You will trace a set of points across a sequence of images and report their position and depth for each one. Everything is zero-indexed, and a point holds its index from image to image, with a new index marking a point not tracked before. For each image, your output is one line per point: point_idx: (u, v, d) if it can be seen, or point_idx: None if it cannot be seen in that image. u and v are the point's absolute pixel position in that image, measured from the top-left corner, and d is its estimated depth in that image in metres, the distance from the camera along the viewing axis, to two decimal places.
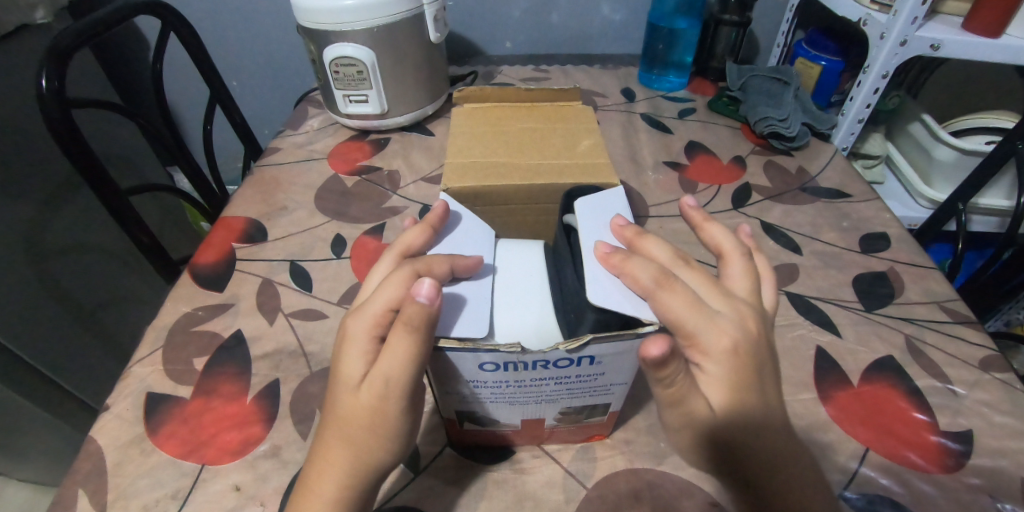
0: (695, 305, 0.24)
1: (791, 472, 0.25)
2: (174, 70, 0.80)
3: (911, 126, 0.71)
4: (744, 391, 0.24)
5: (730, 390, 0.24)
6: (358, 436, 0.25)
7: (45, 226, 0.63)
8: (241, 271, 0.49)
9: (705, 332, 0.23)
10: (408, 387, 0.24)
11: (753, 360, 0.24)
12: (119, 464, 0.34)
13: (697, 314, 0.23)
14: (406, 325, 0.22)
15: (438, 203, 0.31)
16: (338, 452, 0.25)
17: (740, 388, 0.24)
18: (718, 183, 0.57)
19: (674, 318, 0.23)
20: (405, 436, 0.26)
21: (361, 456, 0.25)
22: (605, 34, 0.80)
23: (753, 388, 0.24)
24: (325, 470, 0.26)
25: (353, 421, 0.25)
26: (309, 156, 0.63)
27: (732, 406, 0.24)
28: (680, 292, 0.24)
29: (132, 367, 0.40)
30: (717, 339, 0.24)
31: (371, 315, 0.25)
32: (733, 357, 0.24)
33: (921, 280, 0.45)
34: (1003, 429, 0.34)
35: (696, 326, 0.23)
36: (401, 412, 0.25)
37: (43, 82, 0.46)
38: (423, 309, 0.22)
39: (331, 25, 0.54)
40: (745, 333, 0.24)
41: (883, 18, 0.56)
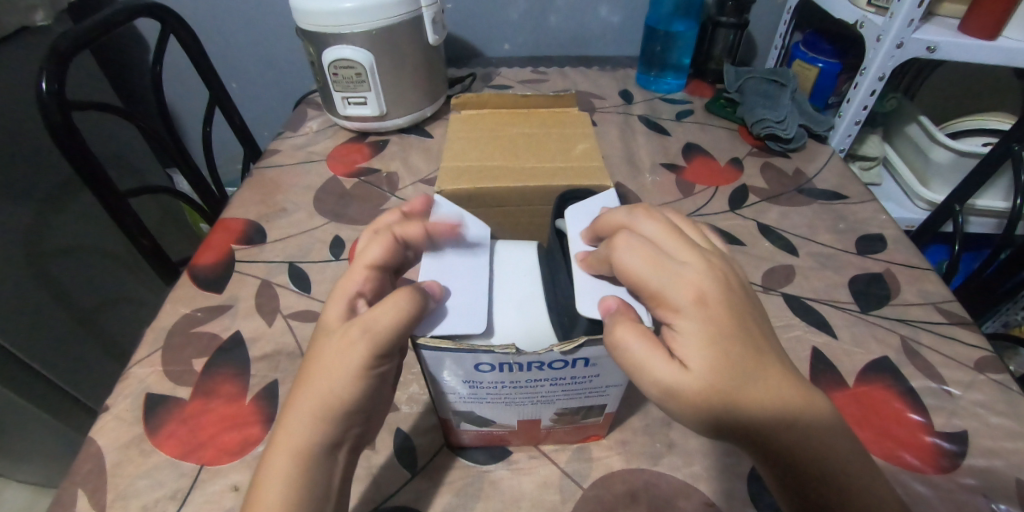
0: (653, 261, 0.24)
1: (801, 413, 0.22)
2: (173, 72, 0.80)
3: (908, 128, 0.71)
4: (730, 342, 0.22)
5: (715, 345, 0.22)
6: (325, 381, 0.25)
7: (45, 228, 0.63)
8: (240, 272, 0.49)
9: (667, 286, 0.23)
10: (381, 348, 0.24)
11: (727, 307, 0.23)
12: (118, 464, 0.34)
13: (656, 272, 0.23)
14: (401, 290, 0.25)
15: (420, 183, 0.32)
16: (304, 395, 0.25)
17: (722, 340, 0.22)
18: (716, 184, 0.57)
19: (635, 277, 0.24)
20: (371, 391, 0.26)
21: (326, 403, 0.24)
22: (603, 36, 0.81)
23: (739, 336, 0.22)
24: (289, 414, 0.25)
25: (324, 362, 0.25)
26: (308, 158, 0.64)
27: (721, 365, 0.22)
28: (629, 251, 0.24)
29: (131, 368, 0.40)
30: (684, 292, 0.23)
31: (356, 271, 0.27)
32: (705, 306, 0.23)
33: (917, 281, 0.45)
34: (998, 430, 0.34)
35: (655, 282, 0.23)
36: (363, 370, 0.24)
37: (42, 84, 0.46)
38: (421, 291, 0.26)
39: (330, 28, 0.54)
40: (713, 279, 0.23)
41: (879, 20, 0.57)
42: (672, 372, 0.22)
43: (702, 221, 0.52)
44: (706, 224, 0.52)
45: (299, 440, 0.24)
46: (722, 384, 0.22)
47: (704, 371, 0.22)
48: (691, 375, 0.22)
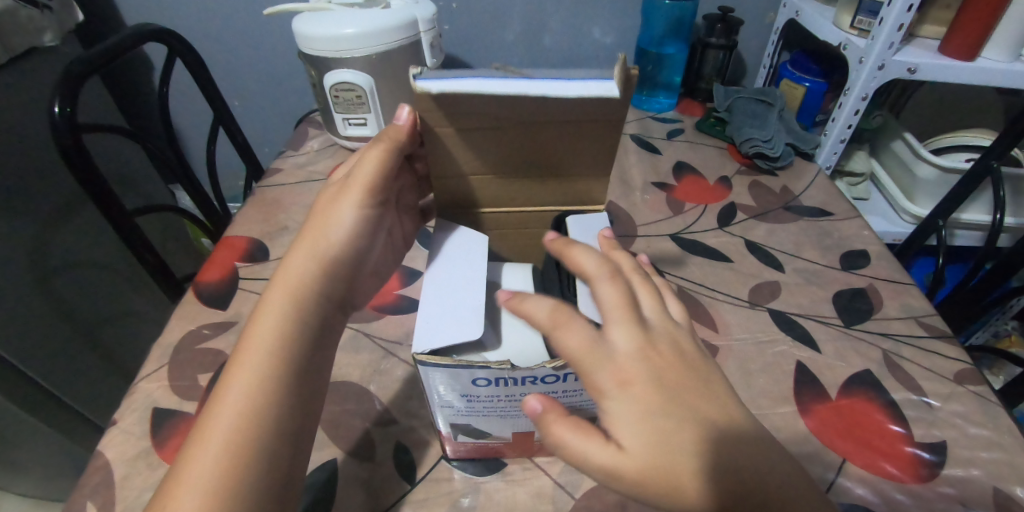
0: (594, 338, 0.22)
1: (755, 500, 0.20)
2: (179, 91, 0.82)
3: (894, 145, 0.73)
4: (666, 417, 0.21)
5: (663, 423, 0.21)
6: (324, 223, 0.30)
7: (50, 243, 0.65)
8: (244, 289, 0.50)
9: (601, 369, 0.21)
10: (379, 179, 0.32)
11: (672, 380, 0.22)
12: (126, 477, 0.35)
13: (595, 347, 0.21)
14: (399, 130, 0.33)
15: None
16: (303, 238, 0.30)
17: (665, 419, 0.21)
18: (705, 202, 0.59)
19: (573, 354, 0.22)
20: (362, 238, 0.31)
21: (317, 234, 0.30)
22: (597, 56, 0.83)
23: (676, 407, 0.21)
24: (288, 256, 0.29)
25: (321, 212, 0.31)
26: (310, 177, 0.65)
27: (672, 446, 0.20)
28: (577, 322, 0.22)
29: (138, 383, 0.42)
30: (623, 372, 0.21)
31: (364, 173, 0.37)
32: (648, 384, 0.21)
33: (899, 296, 0.47)
34: (977, 440, 0.36)
35: (593, 359, 0.21)
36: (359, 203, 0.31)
37: (55, 108, 0.48)
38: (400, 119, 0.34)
39: (332, 52, 0.56)
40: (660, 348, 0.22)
41: (861, 43, 0.59)
42: (607, 454, 0.21)
43: (691, 238, 0.54)
44: (695, 240, 0.54)
45: (293, 263, 0.28)
46: (658, 465, 0.20)
47: (649, 452, 0.20)
48: (626, 460, 0.21)
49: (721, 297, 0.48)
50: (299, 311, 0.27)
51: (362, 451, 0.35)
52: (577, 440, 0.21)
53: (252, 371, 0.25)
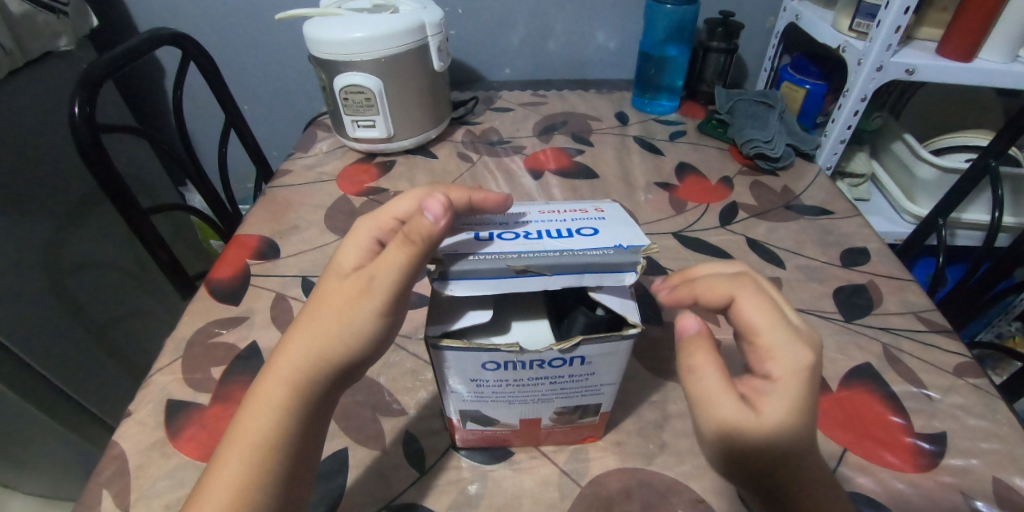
0: (776, 316, 0.23)
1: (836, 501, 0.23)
2: (191, 95, 0.84)
3: (894, 146, 0.74)
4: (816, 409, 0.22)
5: (809, 409, 0.22)
6: (330, 329, 0.26)
7: (63, 243, 0.66)
8: (255, 286, 0.52)
9: (787, 346, 0.22)
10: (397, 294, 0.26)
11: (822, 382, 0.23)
12: (141, 466, 0.36)
13: (780, 325, 0.23)
14: (421, 226, 0.24)
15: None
16: (315, 316, 0.27)
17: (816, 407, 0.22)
18: (707, 201, 0.60)
19: (750, 323, 0.23)
20: (375, 344, 0.27)
21: (319, 338, 0.26)
22: (600, 61, 0.85)
23: None
24: (297, 338, 0.27)
25: (329, 308, 0.27)
26: (319, 178, 0.67)
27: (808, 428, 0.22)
28: (757, 294, 0.24)
29: (153, 376, 0.42)
30: (805, 357, 0.22)
31: (377, 218, 0.28)
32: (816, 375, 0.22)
33: (899, 292, 0.48)
34: (977, 431, 0.36)
35: (773, 334, 0.22)
36: (376, 313, 0.26)
37: (75, 108, 0.49)
38: (428, 224, 0.24)
39: (342, 56, 0.58)
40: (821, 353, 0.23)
41: (860, 45, 0.60)
42: (741, 414, 0.21)
43: (694, 236, 0.55)
44: (698, 238, 0.55)
45: (289, 363, 0.26)
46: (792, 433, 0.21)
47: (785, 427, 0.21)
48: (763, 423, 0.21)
49: None
50: (291, 416, 0.26)
51: (373, 441, 0.36)
52: (716, 386, 0.22)
53: (235, 472, 0.24)
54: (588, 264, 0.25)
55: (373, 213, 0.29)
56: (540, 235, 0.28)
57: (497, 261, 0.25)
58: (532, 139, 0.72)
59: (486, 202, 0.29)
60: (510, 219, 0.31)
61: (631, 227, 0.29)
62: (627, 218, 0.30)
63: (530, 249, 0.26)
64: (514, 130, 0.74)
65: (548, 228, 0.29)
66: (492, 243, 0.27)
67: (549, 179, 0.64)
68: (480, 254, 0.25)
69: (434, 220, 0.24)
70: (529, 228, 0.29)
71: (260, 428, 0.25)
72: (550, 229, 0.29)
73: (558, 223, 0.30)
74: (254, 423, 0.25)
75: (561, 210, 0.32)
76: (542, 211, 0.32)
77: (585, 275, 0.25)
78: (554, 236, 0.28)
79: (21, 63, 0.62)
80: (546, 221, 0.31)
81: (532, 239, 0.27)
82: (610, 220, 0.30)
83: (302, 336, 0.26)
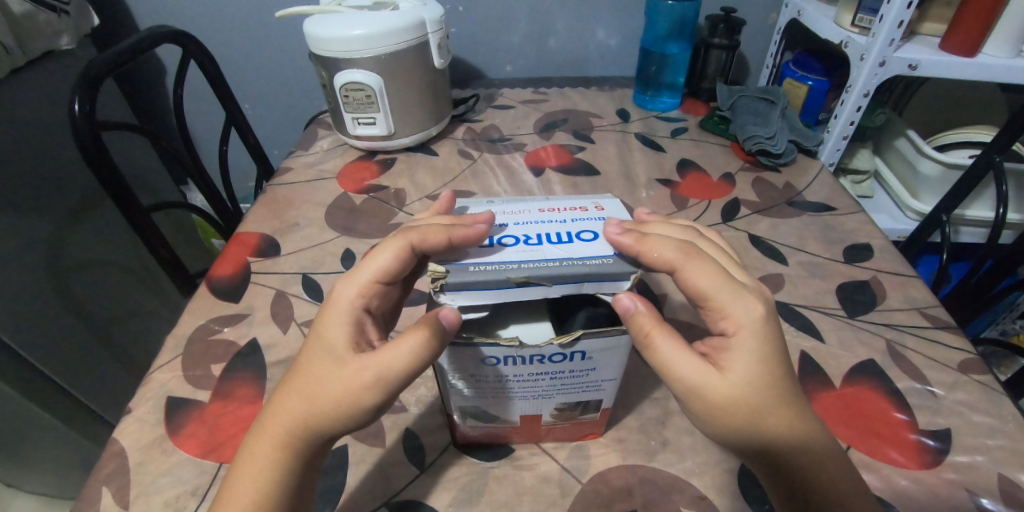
0: (722, 279, 0.26)
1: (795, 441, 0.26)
2: (192, 93, 0.84)
3: (898, 142, 0.74)
4: (766, 361, 0.26)
5: (757, 356, 0.26)
6: (324, 403, 0.27)
7: (64, 242, 0.66)
8: (255, 283, 0.51)
9: (734, 303, 0.26)
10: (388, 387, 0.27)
11: (775, 329, 0.27)
12: (140, 463, 0.36)
13: (725, 287, 0.26)
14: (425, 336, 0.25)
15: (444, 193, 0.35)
16: (304, 383, 0.27)
17: (761, 351, 0.26)
18: (708, 198, 0.60)
19: (699, 290, 0.26)
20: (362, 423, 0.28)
21: (312, 409, 0.27)
22: (601, 58, 0.85)
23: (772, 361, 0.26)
24: (289, 402, 0.27)
25: (321, 381, 0.27)
26: (319, 175, 0.67)
27: (756, 372, 0.26)
28: (703, 263, 0.27)
29: (153, 373, 0.42)
30: (750, 308, 0.26)
31: (359, 284, 0.28)
32: (764, 323, 0.26)
33: (903, 288, 0.47)
34: (981, 427, 0.36)
35: (720, 298, 0.26)
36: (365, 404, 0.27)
37: (75, 106, 0.49)
38: (443, 331, 0.25)
39: (342, 53, 0.58)
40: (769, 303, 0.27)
41: (862, 40, 0.60)
42: (698, 375, 0.26)
43: None
44: None
45: (283, 428, 0.27)
46: (743, 387, 0.26)
47: (736, 374, 0.26)
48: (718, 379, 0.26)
49: None
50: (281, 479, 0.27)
51: (373, 438, 0.36)
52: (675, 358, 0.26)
53: None
54: (588, 273, 0.25)
55: (355, 280, 0.28)
56: (539, 239, 0.28)
57: (498, 272, 0.25)
58: (533, 137, 0.72)
59: (468, 239, 0.27)
60: (508, 221, 0.31)
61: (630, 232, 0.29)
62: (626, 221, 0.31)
63: (531, 259, 0.26)
64: (514, 127, 0.74)
65: (548, 231, 0.29)
66: (493, 251, 0.27)
67: (550, 176, 0.64)
68: (483, 263, 0.26)
69: (449, 327, 0.25)
70: (528, 231, 0.30)
71: (256, 490, 0.26)
72: (550, 233, 0.29)
73: (558, 225, 0.30)
74: (249, 483, 0.26)
75: (560, 208, 0.32)
76: (541, 209, 0.32)
77: (585, 283, 0.25)
78: (554, 241, 0.28)
79: (21, 62, 0.62)
80: (545, 221, 0.31)
81: (532, 245, 0.28)
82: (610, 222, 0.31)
83: (295, 404, 0.27)
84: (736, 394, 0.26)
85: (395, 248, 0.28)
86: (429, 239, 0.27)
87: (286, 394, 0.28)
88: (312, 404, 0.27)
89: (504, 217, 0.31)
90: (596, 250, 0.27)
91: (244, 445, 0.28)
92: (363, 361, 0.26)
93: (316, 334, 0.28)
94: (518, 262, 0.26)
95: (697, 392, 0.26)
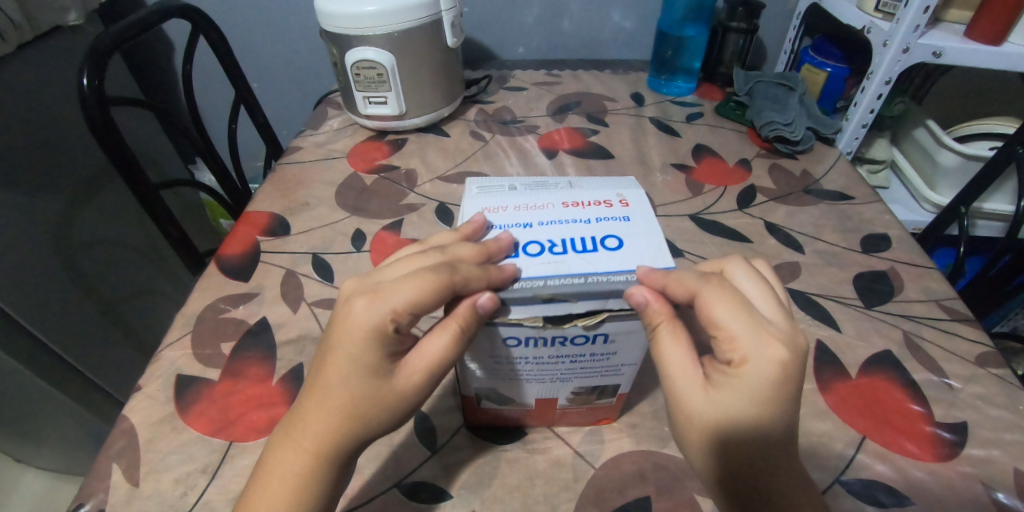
0: (740, 309, 0.25)
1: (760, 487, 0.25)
2: (200, 70, 0.83)
3: (916, 131, 0.72)
4: (761, 403, 0.24)
5: (751, 398, 0.24)
6: (365, 415, 0.26)
7: (72, 219, 0.66)
8: (265, 262, 0.51)
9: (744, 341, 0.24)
10: (427, 381, 0.28)
11: (785, 381, 0.24)
12: (151, 440, 0.36)
13: (742, 319, 0.25)
14: (473, 323, 0.26)
15: (477, 216, 0.31)
16: (335, 397, 0.26)
17: (759, 399, 0.24)
18: (724, 184, 0.59)
19: (712, 317, 0.25)
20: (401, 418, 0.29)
21: (353, 423, 0.26)
22: (616, 40, 0.83)
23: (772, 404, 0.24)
24: (320, 415, 0.26)
25: (362, 399, 0.26)
26: (329, 155, 0.66)
27: (742, 411, 0.25)
28: (719, 291, 0.26)
29: (162, 351, 0.42)
30: (766, 350, 0.24)
31: (386, 308, 0.26)
32: (779, 368, 0.24)
33: (921, 279, 0.47)
34: (998, 422, 0.35)
35: (735, 327, 0.25)
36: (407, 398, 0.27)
37: (84, 80, 0.49)
38: (479, 316, 0.25)
39: (354, 30, 0.56)
40: (799, 350, 0.25)
41: (886, 26, 0.58)
42: (683, 384, 0.27)
43: (710, 219, 0.54)
44: (714, 221, 0.54)
45: (319, 444, 0.26)
46: (723, 414, 0.25)
47: (717, 403, 0.25)
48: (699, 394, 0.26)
49: None
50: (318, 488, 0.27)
51: None
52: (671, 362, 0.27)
53: None
54: (612, 291, 0.25)
55: (388, 303, 0.26)
56: (564, 246, 0.29)
57: (526, 290, 0.26)
58: (546, 119, 0.71)
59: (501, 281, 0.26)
60: (533, 220, 0.31)
61: (654, 238, 0.30)
62: (649, 220, 0.31)
63: (556, 274, 0.27)
64: (527, 109, 0.73)
65: (573, 237, 0.30)
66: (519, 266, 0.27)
67: (563, 160, 0.63)
68: (515, 279, 0.26)
69: (485, 313, 0.25)
70: (553, 235, 0.30)
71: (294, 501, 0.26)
72: (574, 239, 0.29)
73: (582, 225, 0.31)
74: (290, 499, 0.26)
75: (584, 202, 0.33)
76: (566, 204, 0.33)
77: (610, 300, 0.26)
78: (578, 250, 0.29)
79: (29, 37, 0.61)
80: (570, 220, 0.31)
81: (557, 255, 0.28)
82: (635, 222, 0.31)
83: (332, 421, 0.26)
84: (706, 414, 0.26)
85: (431, 282, 0.26)
86: (470, 284, 0.25)
87: (315, 412, 0.26)
88: (353, 419, 0.26)
89: (528, 215, 0.32)
90: (620, 265, 0.27)
91: (269, 463, 0.27)
92: (406, 374, 0.27)
93: (338, 350, 0.26)
94: (545, 278, 0.26)
95: (677, 396, 0.27)
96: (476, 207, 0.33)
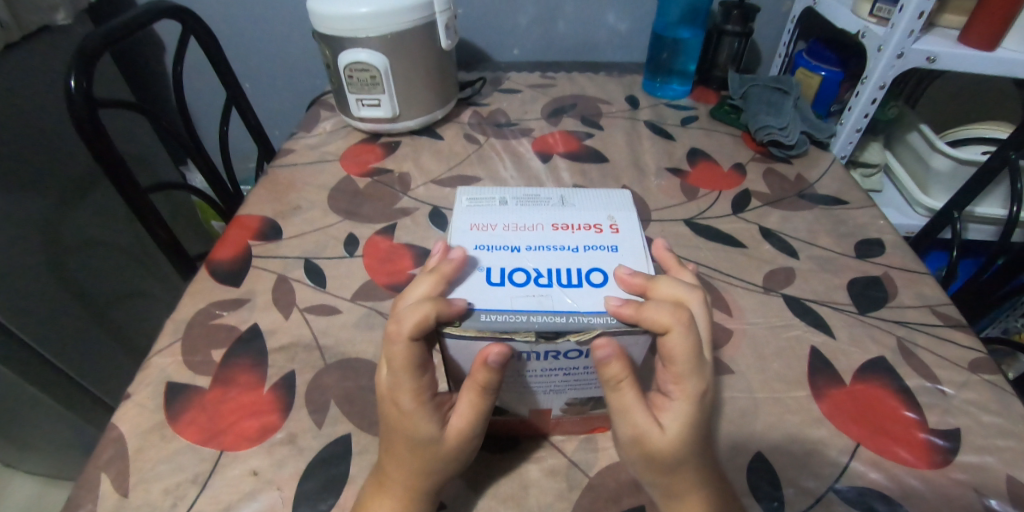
0: (693, 351, 0.26)
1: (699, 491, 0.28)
2: (192, 71, 0.82)
3: (910, 136, 0.72)
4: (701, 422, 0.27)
5: (691, 422, 0.27)
6: (433, 467, 0.28)
7: (60, 221, 0.65)
8: (256, 267, 0.51)
9: (691, 376, 0.26)
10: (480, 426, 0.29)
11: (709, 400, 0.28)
12: (140, 449, 0.35)
13: (690, 360, 0.26)
14: (494, 375, 0.26)
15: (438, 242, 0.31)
16: (403, 457, 0.28)
17: (698, 426, 0.27)
18: (719, 188, 0.59)
19: (669, 355, 0.26)
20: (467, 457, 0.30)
21: (427, 470, 0.28)
22: (611, 43, 0.83)
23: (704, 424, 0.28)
24: (393, 472, 0.29)
25: (426, 457, 0.28)
26: (323, 158, 0.65)
27: (689, 435, 0.27)
28: (685, 331, 0.26)
29: (152, 358, 0.42)
30: (699, 385, 0.27)
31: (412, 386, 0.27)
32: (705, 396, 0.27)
33: (914, 284, 0.47)
34: (990, 429, 0.35)
35: (681, 366, 0.26)
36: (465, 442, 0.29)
37: (72, 82, 0.48)
38: (493, 369, 0.25)
39: (348, 32, 0.56)
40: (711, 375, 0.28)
41: (881, 30, 0.58)
42: (645, 425, 0.26)
43: (705, 223, 0.54)
44: (709, 226, 0.54)
45: (401, 493, 0.29)
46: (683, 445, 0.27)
47: (673, 438, 0.26)
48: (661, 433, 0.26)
49: (736, 283, 0.47)
50: None
51: None
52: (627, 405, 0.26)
53: None
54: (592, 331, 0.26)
55: (406, 384, 0.26)
56: (549, 277, 0.29)
57: (507, 324, 0.26)
58: (540, 122, 0.70)
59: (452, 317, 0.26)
60: (521, 244, 0.32)
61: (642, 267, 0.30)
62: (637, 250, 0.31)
63: (538, 309, 0.27)
64: (521, 112, 0.72)
65: (560, 267, 0.30)
66: (505, 297, 0.28)
67: (558, 163, 0.63)
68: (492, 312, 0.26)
69: (496, 365, 0.25)
70: (540, 263, 0.30)
71: None
72: (561, 270, 0.30)
73: (569, 253, 0.31)
74: None
75: (573, 225, 0.33)
76: (555, 226, 0.33)
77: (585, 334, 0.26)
78: (564, 283, 0.29)
79: (17, 37, 0.59)
80: (558, 247, 0.32)
81: (541, 287, 0.28)
82: (622, 252, 0.32)
83: (409, 477, 0.29)
84: (664, 447, 0.27)
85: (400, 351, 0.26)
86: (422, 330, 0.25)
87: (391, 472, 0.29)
88: (424, 473, 0.28)
89: (517, 238, 0.32)
90: (603, 302, 0.27)
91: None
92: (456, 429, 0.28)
93: (392, 427, 0.28)
94: (527, 313, 0.26)
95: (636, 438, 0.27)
96: (464, 223, 0.33)
